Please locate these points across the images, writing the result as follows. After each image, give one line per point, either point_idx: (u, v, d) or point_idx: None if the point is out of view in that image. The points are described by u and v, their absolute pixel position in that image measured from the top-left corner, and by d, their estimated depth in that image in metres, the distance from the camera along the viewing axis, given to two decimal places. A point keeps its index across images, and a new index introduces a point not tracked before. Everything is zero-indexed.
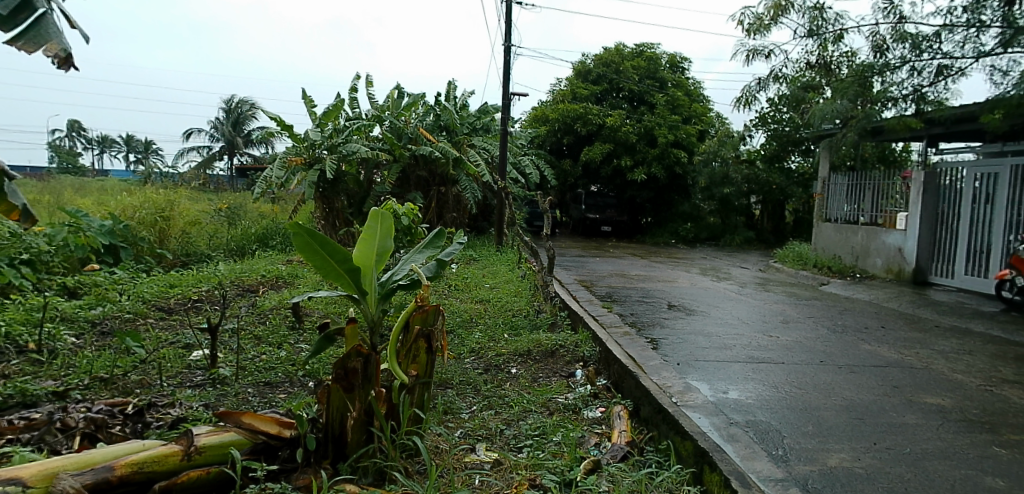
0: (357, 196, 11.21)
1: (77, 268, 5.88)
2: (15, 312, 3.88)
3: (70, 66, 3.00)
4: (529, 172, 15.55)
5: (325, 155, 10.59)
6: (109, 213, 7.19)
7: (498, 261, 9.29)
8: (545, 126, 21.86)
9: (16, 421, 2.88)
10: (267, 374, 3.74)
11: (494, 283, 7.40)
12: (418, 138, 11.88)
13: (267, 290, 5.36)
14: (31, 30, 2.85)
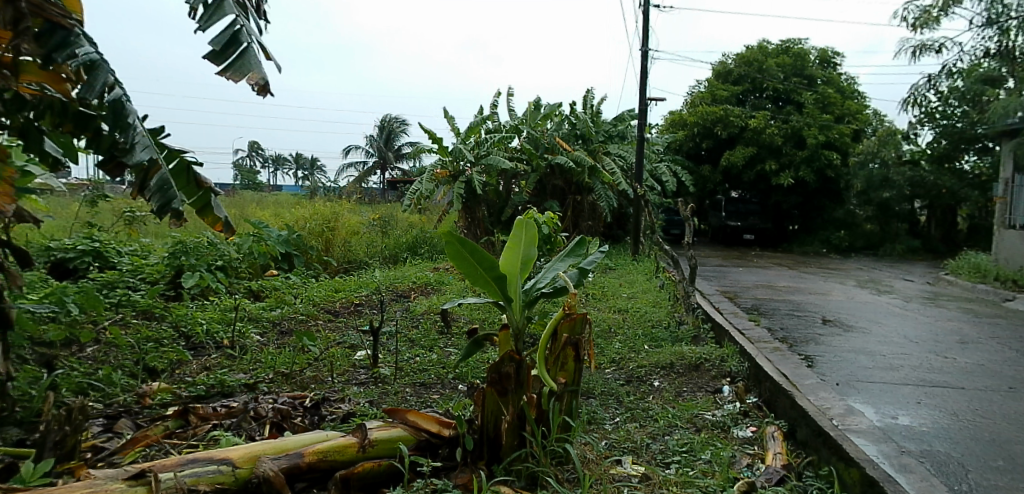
0: (496, 206, 11.67)
1: (259, 273, 6.55)
2: (214, 311, 4.41)
3: (266, 93, 3.19)
4: (666, 179, 15.21)
5: (468, 167, 10.90)
6: (285, 225, 8.00)
7: (635, 271, 9.10)
8: (683, 130, 21.01)
9: (218, 408, 3.23)
10: (421, 375, 3.92)
11: (631, 293, 7.26)
12: (555, 148, 11.99)
13: (418, 296, 5.66)
14: (236, 61, 3.12)
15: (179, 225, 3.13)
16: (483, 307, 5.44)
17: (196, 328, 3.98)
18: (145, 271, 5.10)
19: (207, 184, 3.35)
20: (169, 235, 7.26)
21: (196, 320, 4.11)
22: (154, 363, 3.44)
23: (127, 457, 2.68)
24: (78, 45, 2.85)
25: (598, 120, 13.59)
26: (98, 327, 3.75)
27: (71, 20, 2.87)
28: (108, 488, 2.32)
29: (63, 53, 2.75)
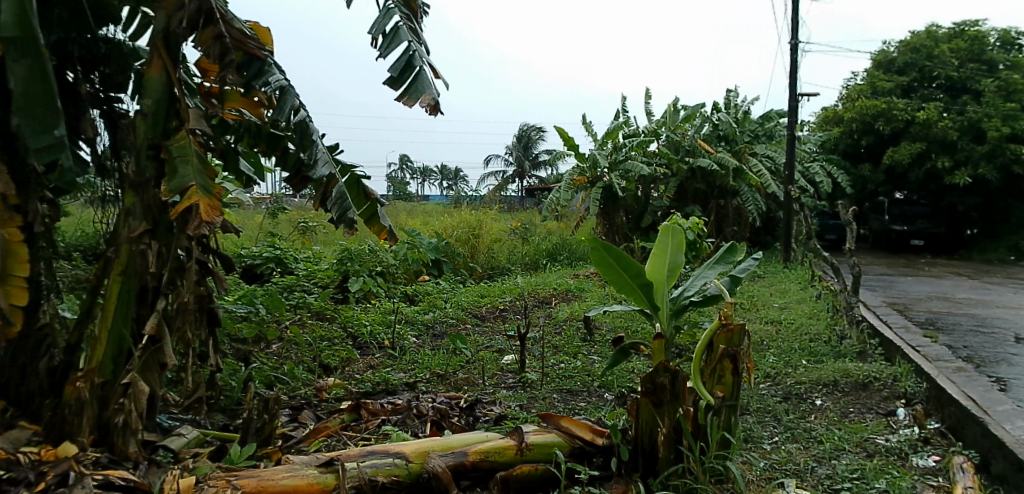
0: (635, 211, 11.50)
1: (413, 278, 6.93)
2: (376, 314, 4.73)
3: (438, 114, 3.12)
4: (819, 179, 14.14)
5: (607, 173, 10.75)
6: (435, 233, 8.45)
7: (786, 280, 8.51)
8: (837, 128, 19.53)
9: (386, 405, 3.45)
10: (567, 382, 3.91)
11: (783, 303, 6.80)
12: (695, 150, 11.48)
13: (560, 302, 5.72)
14: (412, 86, 3.07)
15: (352, 233, 3.42)
16: (626, 314, 5.37)
17: (362, 328, 4.28)
18: (318, 275, 5.58)
19: (374, 195, 3.61)
20: (338, 242, 7.94)
21: (361, 321, 4.43)
22: (328, 360, 3.76)
23: (312, 445, 2.94)
24: (271, 73, 3.19)
25: (743, 120, 12.90)
26: (282, 326, 4.17)
27: (264, 51, 3.16)
28: (305, 473, 2.55)
29: (261, 81, 3.10)
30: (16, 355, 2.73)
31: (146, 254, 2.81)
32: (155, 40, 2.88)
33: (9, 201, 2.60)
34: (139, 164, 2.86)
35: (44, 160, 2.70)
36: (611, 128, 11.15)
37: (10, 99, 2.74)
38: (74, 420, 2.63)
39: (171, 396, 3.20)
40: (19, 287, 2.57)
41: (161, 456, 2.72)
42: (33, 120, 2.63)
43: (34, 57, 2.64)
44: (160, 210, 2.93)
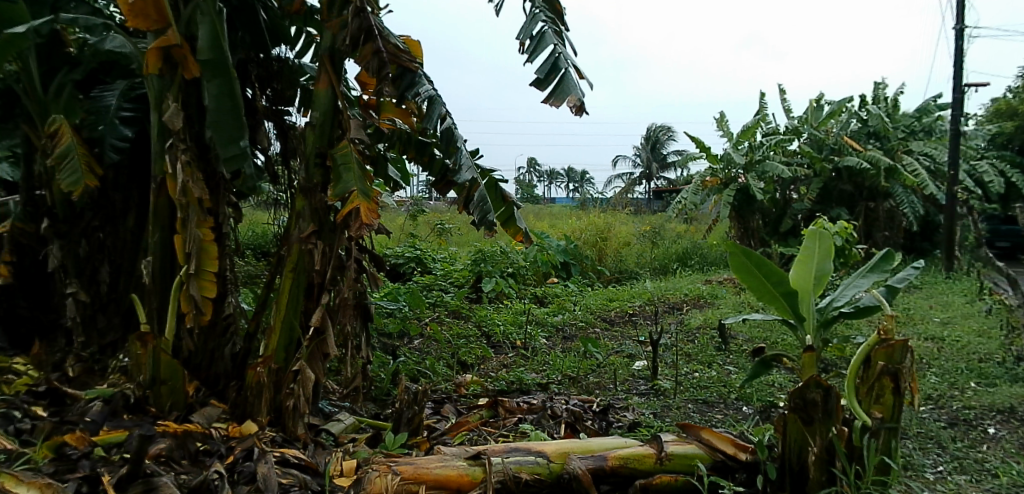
0: (772, 216, 10.73)
1: (543, 279, 6.91)
2: (508, 314, 4.86)
3: (583, 113, 3.02)
4: (988, 179, 12.57)
5: (742, 174, 10.29)
6: (563, 235, 8.56)
7: (949, 292, 7.65)
8: (1012, 122, 17.24)
9: (521, 404, 3.53)
10: (702, 393, 3.80)
11: (946, 319, 6.14)
12: (842, 148, 10.63)
13: (692, 309, 5.56)
14: (556, 85, 3.01)
15: (492, 235, 3.52)
16: (765, 324, 5.11)
17: (495, 327, 4.42)
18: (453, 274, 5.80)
19: (510, 199, 3.67)
20: (472, 243, 8.13)
21: (494, 321, 4.58)
22: (465, 357, 3.94)
23: (455, 438, 3.07)
24: (421, 84, 3.32)
25: (895, 114, 11.63)
26: (422, 323, 4.40)
27: (415, 63, 3.31)
28: (455, 465, 2.64)
29: (413, 92, 3.24)
30: (206, 341, 3.02)
31: (313, 252, 3.10)
32: (322, 56, 3.17)
33: (203, 204, 2.88)
34: (308, 171, 3.16)
35: (231, 168, 3.01)
36: (746, 127, 10.55)
37: (205, 114, 3.05)
38: (254, 401, 2.93)
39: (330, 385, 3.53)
40: (210, 281, 2.89)
41: (324, 438, 2.98)
42: (224, 133, 2.95)
43: (222, 76, 2.93)
44: (324, 212, 3.19)
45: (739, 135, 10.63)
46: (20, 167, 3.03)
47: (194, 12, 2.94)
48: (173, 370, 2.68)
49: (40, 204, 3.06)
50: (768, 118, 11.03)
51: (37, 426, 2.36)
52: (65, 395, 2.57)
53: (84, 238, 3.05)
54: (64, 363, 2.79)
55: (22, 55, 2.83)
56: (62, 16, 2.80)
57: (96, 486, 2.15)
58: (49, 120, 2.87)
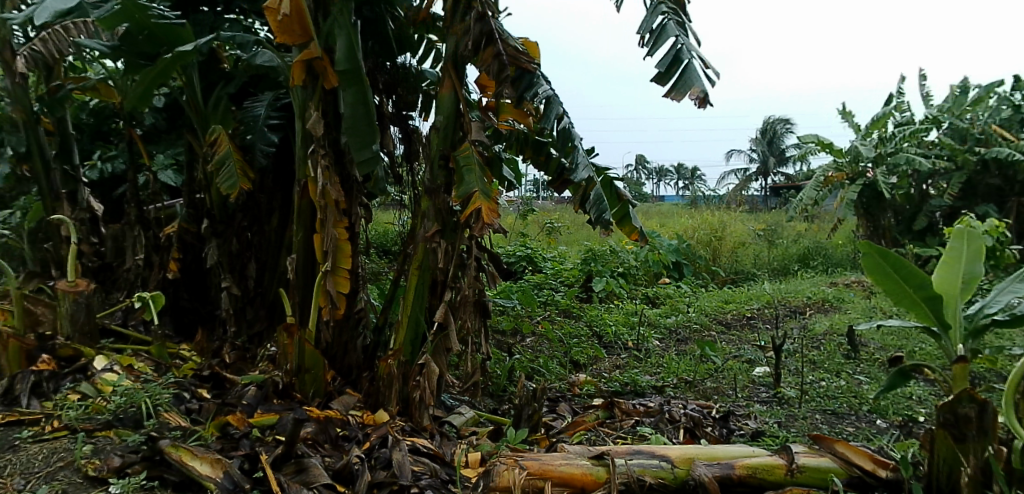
0: (906, 213, 9.81)
1: (654, 281, 6.28)
2: (620, 314, 4.84)
3: (707, 104, 2.80)
4: None
5: (872, 168, 9.64)
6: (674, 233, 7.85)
7: None
8: None
9: (637, 406, 3.51)
10: (830, 403, 3.58)
11: None
12: (990, 138, 9.17)
13: (816, 313, 5.27)
14: (680, 77, 2.82)
15: (607, 234, 3.51)
16: (901, 333, 4.75)
17: (607, 328, 4.43)
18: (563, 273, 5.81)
19: (626, 197, 3.66)
20: (580, 242, 7.98)
21: (606, 321, 4.57)
22: (578, 357, 4.00)
23: (574, 437, 3.09)
24: (539, 85, 3.31)
25: None
26: (534, 321, 4.48)
27: (533, 64, 3.29)
28: (579, 463, 2.64)
29: (532, 92, 3.23)
30: (341, 334, 3.22)
31: (437, 251, 3.24)
32: (445, 62, 3.30)
33: (339, 206, 3.03)
34: (432, 173, 3.30)
35: (364, 171, 3.21)
36: (876, 117, 9.95)
37: (341, 121, 3.26)
38: (385, 392, 3.10)
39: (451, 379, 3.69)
40: (343, 277, 3.05)
41: (447, 429, 3.12)
42: (356, 139, 3.13)
43: (356, 85, 3.11)
44: (446, 212, 3.31)
45: (867, 127, 10.03)
46: (184, 172, 3.33)
47: (332, 25, 3.12)
48: (316, 359, 2.87)
49: (202, 205, 3.29)
50: (901, 107, 10.18)
51: (204, 406, 2.56)
52: (225, 379, 2.80)
53: (238, 236, 3.30)
54: (221, 350, 3.03)
55: (188, 71, 3.10)
56: (224, 35, 3.08)
57: (255, 464, 2.33)
58: (209, 130, 3.17)
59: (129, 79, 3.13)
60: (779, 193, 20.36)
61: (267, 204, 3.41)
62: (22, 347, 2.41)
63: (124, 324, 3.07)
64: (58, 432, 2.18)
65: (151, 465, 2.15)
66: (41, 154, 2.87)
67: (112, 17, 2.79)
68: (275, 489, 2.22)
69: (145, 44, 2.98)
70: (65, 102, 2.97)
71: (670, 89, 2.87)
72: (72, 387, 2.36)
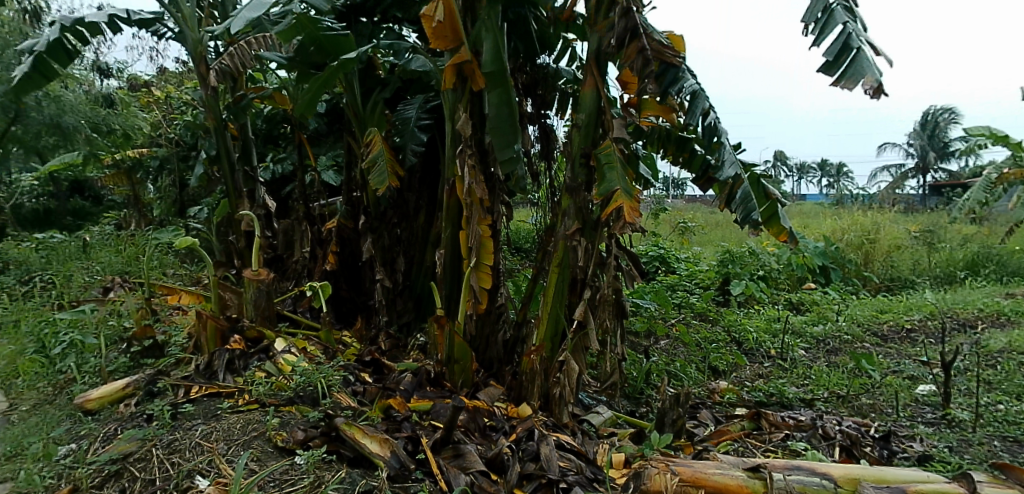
0: None
1: (798, 286, 5.91)
2: (762, 320, 4.68)
3: (882, 95, 2.58)
4: None
5: None
6: (820, 235, 7.36)
7: None
8: None
9: (787, 419, 3.33)
10: (1012, 429, 3.17)
11: None
12: None
13: (991, 328, 4.71)
14: (852, 66, 2.63)
15: (756, 234, 3.35)
16: None
17: (748, 334, 4.37)
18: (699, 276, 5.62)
19: (775, 195, 3.52)
20: (717, 242, 7.63)
21: (746, 327, 4.47)
22: (716, 363, 3.95)
23: (719, 447, 2.99)
24: (685, 79, 3.21)
25: None
26: (670, 324, 4.47)
27: (680, 58, 3.18)
28: (733, 474, 2.52)
29: (676, 87, 3.18)
30: (483, 327, 3.33)
31: (577, 249, 3.25)
32: (587, 60, 3.28)
33: (483, 204, 3.11)
34: (573, 171, 3.30)
35: (507, 170, 3.27)
36: None
37: (485, 122, 3.35)
38: (528, 386, 3.19)
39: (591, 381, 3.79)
40: (485, 273, 3.11)
41: (586, 426, 3.14)
42: (500, 138, 3.20)
43: (501, 86, 3.15)
44: (587, 210, 3.31)
45: None
46: (344, 172, 3.58)
47: (479, 29, 3.20)
48: (464, 351, 2.99)
49: (358, 203, 3.52)
50: None
51: (368, 389, 2.74)
52: (383, 365, 2.99)
53: (388, 232, 3.52)
54: (378, 338, 3.23)
55: (349, 79, 3.35)
56: (384, 43, 3.32)
57: (416, 447, 2.48)
58: (367, 132, 3.38)
59: (299, 87, 3.42)
60: (933, 191, 18.26)
61: (414, 202, 3.60)
62: (218, 328, 2.65)
63: (293, 309, 3.35)
64: (251, 405, 2.41)
65: (329, 440, 2.33)
66: (228, 157, 3.22)
67: (290, 31, 3.07)
68: (436, 471, 2.34)
69: (316, 54, 3.23)
70: (247, 109, 3.31)
71: (836, 77, 2.72)
72: (258, 365, 2.60)
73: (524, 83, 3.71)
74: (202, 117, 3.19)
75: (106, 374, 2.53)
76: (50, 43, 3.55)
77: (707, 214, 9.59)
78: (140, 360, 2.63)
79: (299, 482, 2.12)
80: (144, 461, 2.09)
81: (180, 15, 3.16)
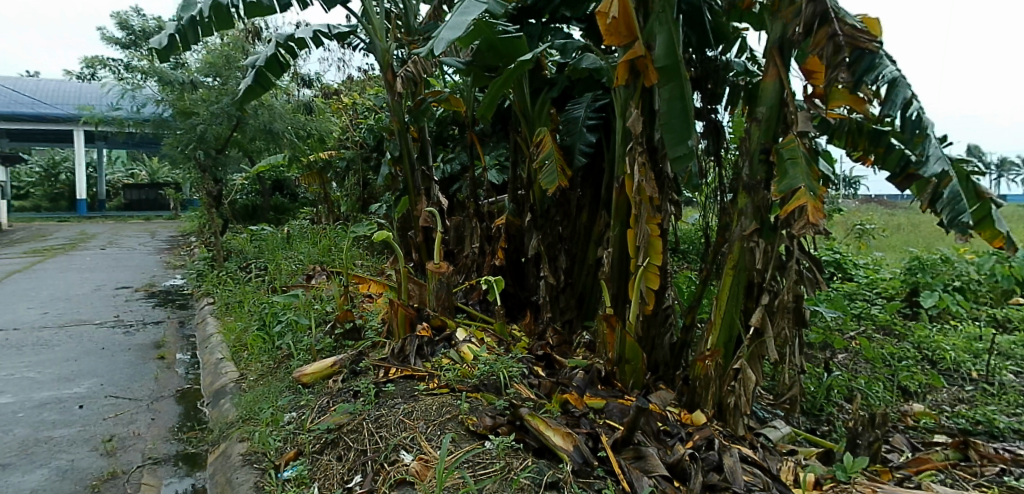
0: None
1: (1004, 301, 5.17)
2: (960, 338, 4.21)
3: None
4: None
5: None
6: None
7: None
8: None
9: (1001, 452, 2.91)
10: None
11: None
12: None
13: None
14: None
15: (963, 241, 3.03)
16: None
17: (944, 353, 3.98)
18: (880, 285, 5.19)
19: (988, 195, 3.13)
20: (901, 247, 6.96)
21: (941, 345, 4.06)
22: (906, 382, 3.65)
23: (921, 476, 2.66)
24: (883, 66, 2.93)
25: None
26: (848, 337, 4.27)
27: (877, 42, 2.89)
28: None
29: (873, 76, 2.89)
30: (649, 329, 3.24)
31: (754, 251, 3.03)
32: (769, 49, 3.01)
33: (653, 202, 3.00)
34: (752, 167, 3.09)
35: (677, 168, 3.15)
36: None
37: (655, 118, 3.26)
38: (702, 392, 3.09)
39: (765, 395, 3.68)
40: (653, 273, 3.01)
41: (763, 440, 2.97)
42: (672, 135, 3.10)
43: (675, 80, 3.05)
44: (765, 210, 3.09)
45: None
46: (509, 170, 3.78)
47: (652, 20, 3.08)
48: (636, 351, 2.95)
49: (524, 201, 3.67)
50: None
51: (543, 383, 2.80)
52: (554, 361, 3.06)
53: (552, 229, 3.62)
54: (545, 333, 3.32)
55: (520, 82, 3.53)
56: (557, 42, 3.39)
57: (597, 444, 2.44)
58: (536, 132, 3.48)
59: (472, 90, 3.64)
60: None
61: (577, 200, 3.61)
62: (406, 315, 2.91)
63: (465, 301, 3.63)
64: (442, 389, 2.59)
65: (515, 428, 2.38)
66: (409, 157, 3.58)
67: (470, 36, 3.19)
68: (619, 471, 2.24)
69: (490, 57, 3.38)
70: (426, 113, 3.56)
71: None
72: (444, 352, 2.82)
73: (691, 77, 3.64)
74: (388, 121, 3.56)
75: (317, 352, 3.04)
76: (267, 58, 4.38)
77: (886, 218, 8.84)
78: (342, 341, 3.14)
79: (491, 466, 2.18)
80: (356, 432, 2.32)
81: (371, 27, 3.51)
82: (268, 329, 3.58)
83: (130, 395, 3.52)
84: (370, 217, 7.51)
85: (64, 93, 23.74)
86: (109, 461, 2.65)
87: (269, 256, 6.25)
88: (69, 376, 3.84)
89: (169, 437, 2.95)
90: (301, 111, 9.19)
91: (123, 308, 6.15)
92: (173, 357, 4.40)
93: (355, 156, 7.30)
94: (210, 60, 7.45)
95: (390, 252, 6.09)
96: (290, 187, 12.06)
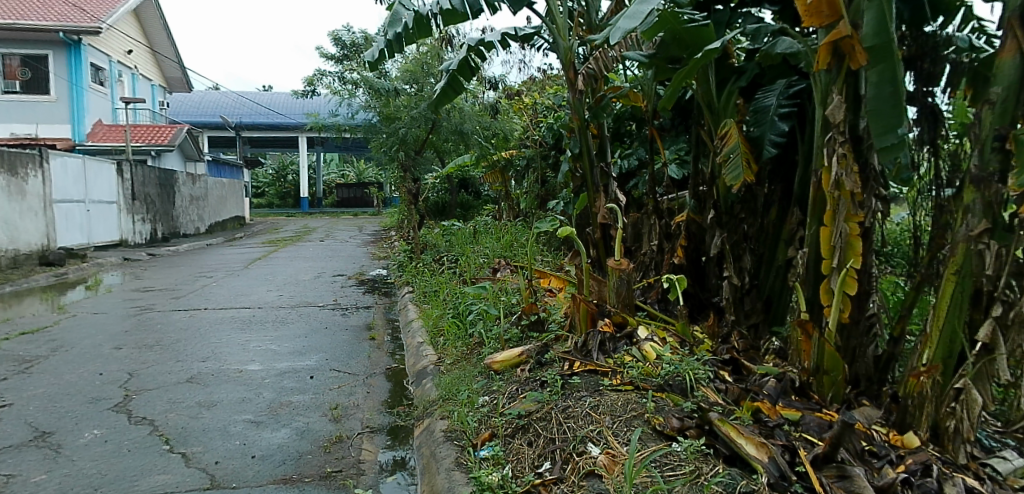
0: None
1: None
2: None
3: None
4: None
5: None
6: None
7: None
8: None
9: None
10: None
11: None
12: None
13: None
14: None
15: None
16: None
17: None
18: None
19: None
20: None
21: None
22: None
23: None
24: None
25: None
26: None
27: None
28: None
29: None
30: (849, 339, 2.87)
31: (984, 255, 2.41)
32: (1008, 17, 2.31)
33: (856, 197, 2.62)
34: (981, 158, 2.44)
35: (887, 159, 2.69)
36: None
37: (861, 105, 2.83)
38: (914, 412, 2.61)
39: (997, 419, 3.18)
40: (852, 278, 2.62)
41: (989, 472, 2.42)
42: (879, 123, 2.63)
43: (887, 61, 2.57)
44: (1000, 207, 2.43)
45: None
46: (691, 165, 3.76)
47: None
48: (836, 361, 2.66)
49: (706, 197, 3.57)
50: None
51: (730, 388, 2.70)
52: (742, 366, 2.94)
53: (736, 227, 3.44)
54: (730, 336, 3.20)
55: (705, 71, 3.41)
56: (749, 27, 3.14)
57: (795, 458, 2.14)
58: (722, 124, 3.32)
59: (653, 82, 3.64)
60: None
61: (766, 196, 3.41)
62: (588, 311, 3.06)
63: (644, 299, 3.77)
64: (627, 386, 2.60)
65: (705, 433, 2.24)
66: (589, 154, 3.75)
67: (653, 28, 3.09)
68: (819, 487, 1.92)
69: (676, 46, 3.25)
70: (605, 108, 3.83)
71: None
72: (626, 349, 2.87)
73: (904, 55, 3.23)
74: (570, 118, 3.78)
75: (504, 342, 3.33)
76: (460, 62, 4.82)
77: None
78: (528, 332, 3.39)
79: (680, 469, 2.06)
80: (546, 420, 2.42)
81: (556, 26, 3.77)
82: (462, 318, 4.01)
83: (349, 370, 4.03)
84: (549, 213, 7.72)
85: (287, 105, 28.32)
86: (336, 426, 3.07)
87: (459, 249, 6.78)
88: (301, 350, 4.51)
89: (382, 410, 3.35)
90: (486, 112, 9.93)
91: (339, 292, 7.09)
92: (382, 339, 4.94)
93: (534, 152, 7.68)
94: (410, 67, 9.20)
95: (567, 248, 6.28)
96: (474, 185, 13.29)
